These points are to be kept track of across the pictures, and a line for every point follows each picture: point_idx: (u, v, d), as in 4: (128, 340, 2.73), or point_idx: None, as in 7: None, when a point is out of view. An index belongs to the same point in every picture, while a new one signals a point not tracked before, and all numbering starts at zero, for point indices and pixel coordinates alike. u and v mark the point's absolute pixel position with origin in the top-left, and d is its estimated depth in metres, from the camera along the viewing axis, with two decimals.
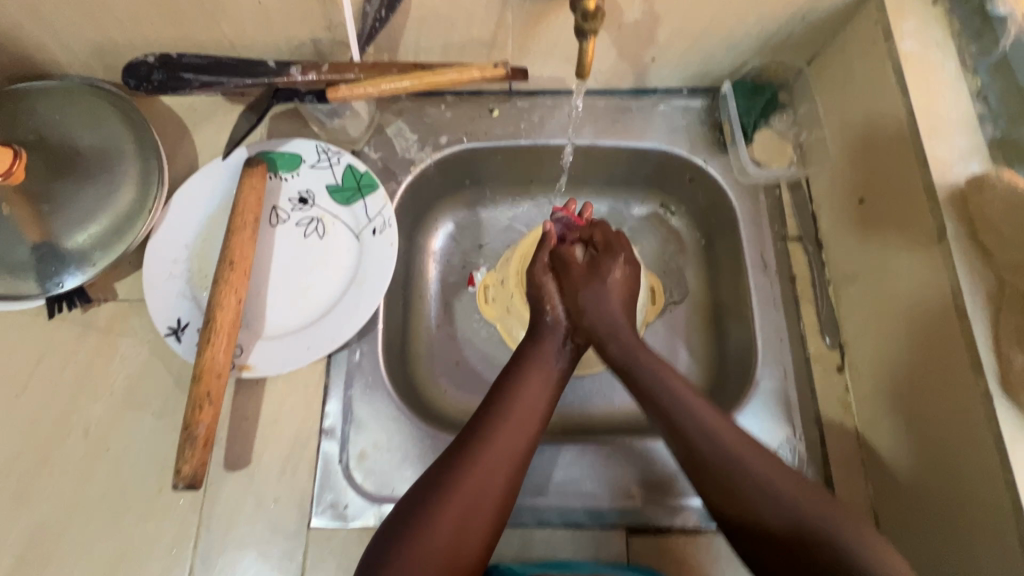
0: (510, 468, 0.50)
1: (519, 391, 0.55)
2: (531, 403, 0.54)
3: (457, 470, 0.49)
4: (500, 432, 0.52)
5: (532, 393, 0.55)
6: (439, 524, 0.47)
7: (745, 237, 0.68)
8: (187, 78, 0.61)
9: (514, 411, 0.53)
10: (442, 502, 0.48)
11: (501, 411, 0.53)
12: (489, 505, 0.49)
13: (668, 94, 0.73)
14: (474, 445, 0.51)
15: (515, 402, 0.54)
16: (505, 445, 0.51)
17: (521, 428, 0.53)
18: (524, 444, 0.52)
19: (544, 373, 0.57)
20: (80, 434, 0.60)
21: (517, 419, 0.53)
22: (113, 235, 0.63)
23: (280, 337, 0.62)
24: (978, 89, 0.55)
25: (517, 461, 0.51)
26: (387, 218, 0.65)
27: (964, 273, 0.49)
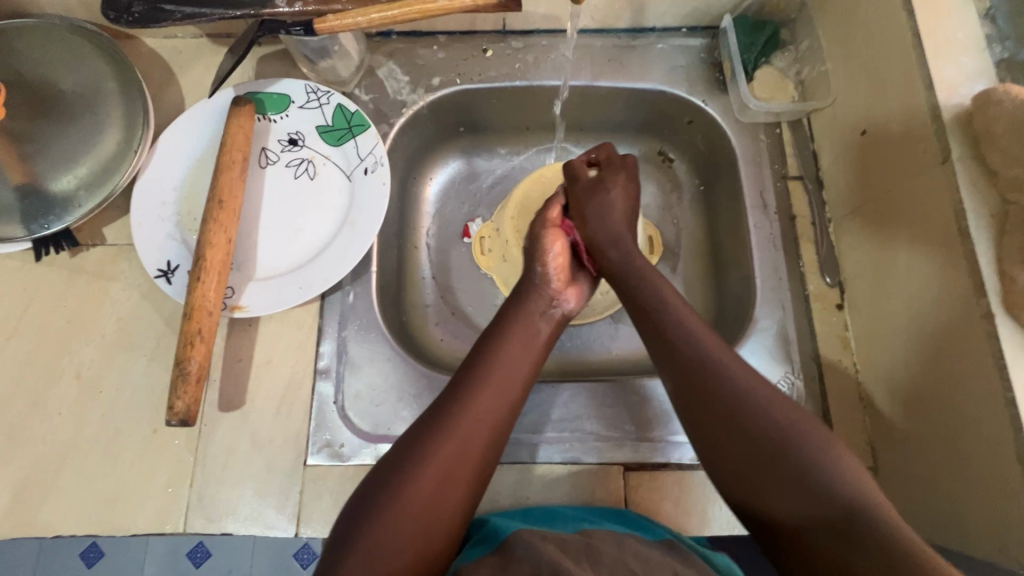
0: (491, 429, 0.48)
1: (500, 350, 0.53)
2: (513, 363, 0.52)
3: (435, 433, 0.47)
4: (480, 394, 0.49)
5: (513, 353, 0.52)
6: (417, 485, 0.44)
7: (745, 177, 0.67)
8: (169, 9, 0.58)
9: (495, 371, 0.51)
10: (418, 466, 0.45)
11: (479, 372, 0.51)
12: (471, 467, 0.46)
13: (666, 33, 0.71)
14: (451, 408, 0.48)
15: (496, 362, 0.51)
16: (485, 405, 0.49)
17: (504, 386, 0.50)
18: (507, 404, 0.50)
19: (526, 333, 0.54)
20: (72, 376, 0.59)
21: (498, 379, 0.50)
22: (100, 176, 0.61)
23: (273, 278, 0.61)
24: (987, 9, 0.53)
25: (500, 422, 0.49)
26: (378, 158, 0.64)
27: (967, 194, 0.48)
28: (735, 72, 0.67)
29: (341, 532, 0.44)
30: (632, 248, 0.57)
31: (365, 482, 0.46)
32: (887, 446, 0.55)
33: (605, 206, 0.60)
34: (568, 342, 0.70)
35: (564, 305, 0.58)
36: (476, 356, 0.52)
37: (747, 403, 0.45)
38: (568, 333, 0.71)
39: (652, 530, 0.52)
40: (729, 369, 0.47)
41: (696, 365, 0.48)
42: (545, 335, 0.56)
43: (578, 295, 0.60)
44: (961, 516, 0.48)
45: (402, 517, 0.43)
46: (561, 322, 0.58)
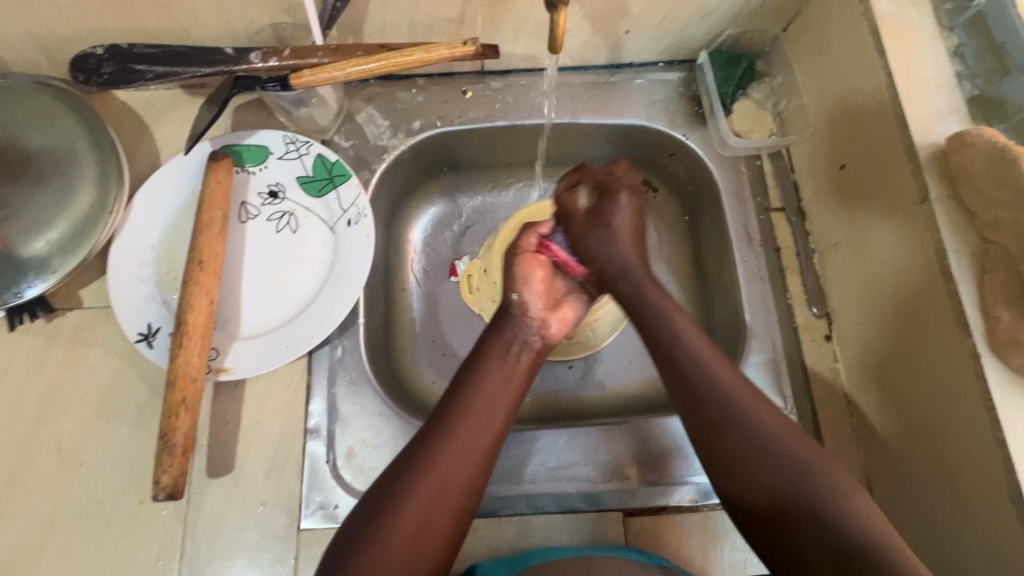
0: (472, 469, 0.47)
1: (480, 384, 0.51)
2: (493, 398, 0.51)
3: (413, 472, 0.46)
4: (458, 430, 0.48)
5: (493, 385, 0.51)
6: (397, 532, 0.43)
7: (728, 210, 0.67)
8: (141, 70, 0.57)
9: (474, 405, 0.50)
10: (394, 514, 0.43)
11: (461, 407, 0.49)
12: (448, 514, 0.45)
13: (644, 68, 0.72)
14: (428, 446, 0.47)
15: (477, 397, 0.50)
16: (463, 445, 0.47)
17: (485, 420, 0.49)
18: (488, 442, 0.48)
19: (504, 364, 0.53)
20: (52, 449, 0.57)
21: (480, 413, 0.50)
22: (74, 239, 0.59)
23: (258, 337, 0.59)
24: (956, 47, 0.54)
25: (481, 458, 0.48)
26: (361, 208, 0.63)
27: (947, 232, 0.48)
28: (714, 106, 0.67)
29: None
30: (635, 269, 0.56)
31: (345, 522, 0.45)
32: (881, 477, 0.55)
33: (609, 234, 0.57)
34: (560, 381, 0.70)
35: (547, 332, 0.57)
36: (453, 394, 0.51)
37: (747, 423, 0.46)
38: (560, 373, 0.70)
39: (653, 557, 0.53)
40: (757, 424, 0.46)
41: (708, 392, 0.48)
42: (523, 365, 0.54)
43: (564, 319, 0.59)
44: (959, 556, 0.48)
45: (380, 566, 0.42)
46: (543, 349, 0.57)
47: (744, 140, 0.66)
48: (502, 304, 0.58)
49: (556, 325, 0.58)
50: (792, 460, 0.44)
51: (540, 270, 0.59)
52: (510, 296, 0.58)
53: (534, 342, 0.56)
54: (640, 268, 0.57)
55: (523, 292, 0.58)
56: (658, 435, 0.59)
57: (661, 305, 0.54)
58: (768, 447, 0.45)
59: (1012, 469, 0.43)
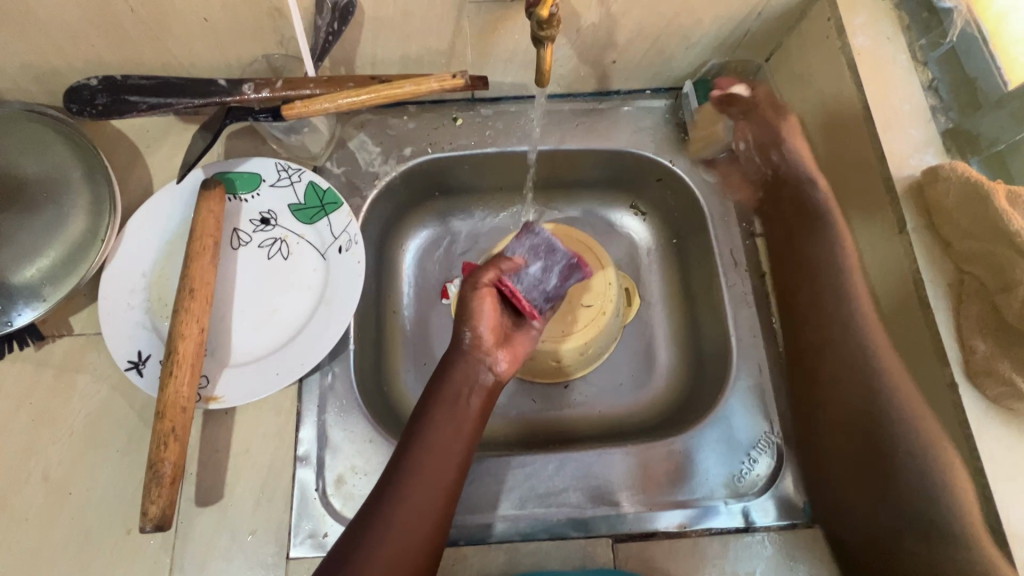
0: (426, 529, 0.48)
1: (430, 438, 0.52)
2: (445, 452, 0.52)
3: (371, 536, 0.47)
4: (407, 492, 0.49)
5: (445, 439, 0.52)
6: None
7: (715, 236, 0.68)
8: (134, 101, 0.58)
9: (426, 462, 0.51)
10: None
11: (409, 467, 0.51)
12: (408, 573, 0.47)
13: (631, 96, 0.73)
14: (380, 512, 0.49)
15: (426, 454, 0.51)
16: (416, 505, 0.49)
17: (438, 475, 0.51)
18: (442, 497, 0.50)
19: (455, 416, 0.54)
20: (39, 479, 0.57)
21: (432, 467, 0.51)
22: (65, 267, 0.60)
23: (248, 364, 0.60)
24: (930, 81, 0.56)
25: (437, 513, 0.49)
26: (352, 235, 0.64)
27: (924, 262, 0.50)
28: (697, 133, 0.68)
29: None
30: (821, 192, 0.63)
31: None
32: None
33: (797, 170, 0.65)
34: (550, 405, 0.71)
35: (498, 371, 0.58)
36: (405, 450, 0.52)
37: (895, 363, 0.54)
38: (550, 396, 0.71)
39: None
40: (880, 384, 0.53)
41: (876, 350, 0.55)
42: (475, 412, 0.55)
43: (513, 355, 0.60)
44: None
45: None
46: (494, 387, 0.58)
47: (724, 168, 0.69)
48: (451, 345, 0.58)
49: (505, 361, 0.59)
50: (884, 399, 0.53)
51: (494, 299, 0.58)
52: (461, 331, 0.58)
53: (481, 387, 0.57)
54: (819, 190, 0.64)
55: (475, 327, 0.58)
56: (647, 460, 0.59)
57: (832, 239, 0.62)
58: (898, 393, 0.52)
59: None
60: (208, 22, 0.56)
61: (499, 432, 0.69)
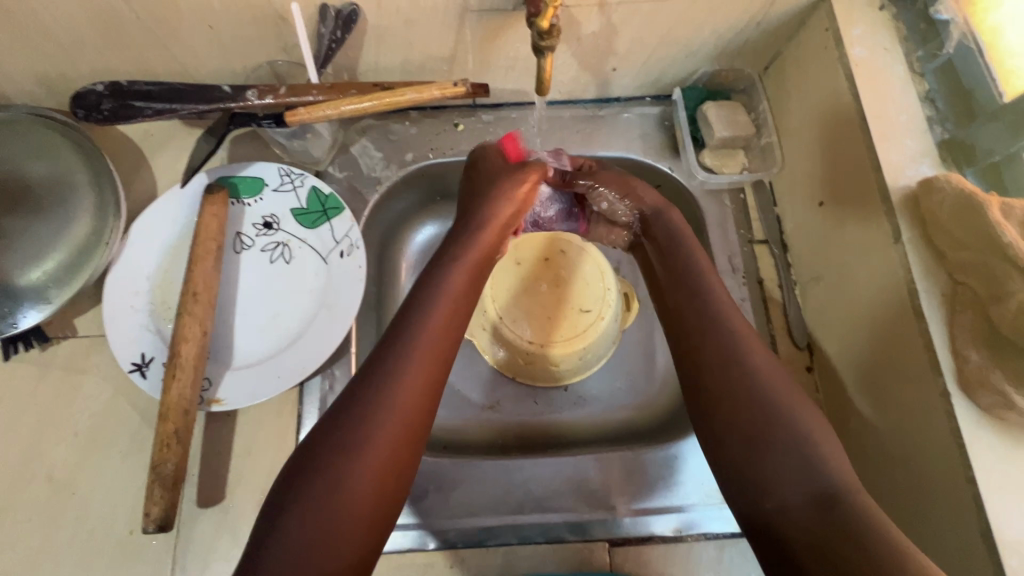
0: (432, 384, 0.47)
1: (438, 296, 0.51)
2: (452, 306, 0.51)
3: (374, 387, 0.45)
4: (377, 429, 0.43)
5: (454, 294, 0.52)
6: (363, 447, 0.42)
7: (714, 242, 0.68)
8: (139, 106, 0.59)
9: (435, 313, 0.50)
10: (356, 432, 0.43)
11: (376, 404, 0.44)
12: (412, 425, 0.45)
13: (631, 102, 0.74)
14: (344, 454, 0.42)
15: (432, 313, 0.49)
16: (424, 354, 0.47)
17: (446, 330, 0.49)
18: (446, 356, 0.49)
19: (464, 273, 0.54)
20: (44, 478, 0.58)
21: (438, 320, 0.49)
22: (70, 270, 0.60)
23: (251, 367, 0.60)
24: (927, 92, 0.56)
25: (441, 368, 0.48)
26: (353, 240, 0.64)
27: (919, 273, 0.50)
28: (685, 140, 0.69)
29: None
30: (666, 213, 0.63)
31: (254, 536, 0.40)
32: None
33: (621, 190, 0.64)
34: (548, 408, 0.71)
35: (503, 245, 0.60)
36: (407, 308, 0.50)
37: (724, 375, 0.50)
38: (549, 399, 0.72)
39: None
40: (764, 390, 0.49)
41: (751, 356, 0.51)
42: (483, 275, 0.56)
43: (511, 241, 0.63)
44: None
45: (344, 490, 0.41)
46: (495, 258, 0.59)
47: (715, 175, 0.68)
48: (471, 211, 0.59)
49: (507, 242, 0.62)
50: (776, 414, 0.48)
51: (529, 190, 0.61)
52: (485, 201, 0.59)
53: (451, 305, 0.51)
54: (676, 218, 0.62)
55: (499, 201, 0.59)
56: (643, 466, 0.60)
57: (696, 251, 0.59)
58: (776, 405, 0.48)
59: (982, 507, 0.44)
60: (214, 30, 0.57)
61: (498, 435, 0.70)
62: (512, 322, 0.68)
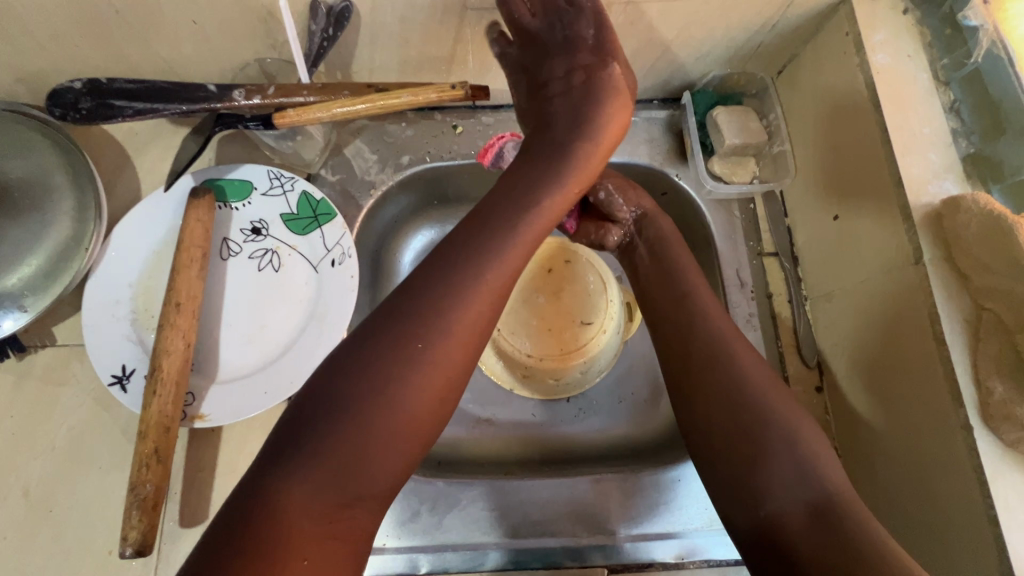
0: (491, 308, 0.46)
1: (508, 214, 0.49)
2: (519, 227, 0.49)
3: (431, 303, 0.43)
4: (432, 346, 0.42)
5: (523, 216, 0.49)
6: (418, 365, 0.42)
7: (721, 253, 0.66)
8: (119, 105, 0.55)
9: (500, 234, 0.48)
10: (410, 348, 0.42)
11: (432, 330, 0.43)
12: (466, 347, 0.44)
13: (637, 105, 0.70)
14: (395, 372, 0.41)
15: (499, 235, 0.48)
16: (486, 276, 0.46)
17: (512, 253, 0.48)
18: (508, 278, 0.47)
19: (535, 194, 0.51)
20: (19, 495, 0.55)
21: (502, 240, 0.48)
22: (47, 276, 0.57)
23: (237, 381, 0.58)
24: (951, 103, 0.54)
25: (502, 291, 0.47)
26: (345, 248, 0.62)
27: (941, 297, 0.47)
28: (694, 147, 0.66)
29: (231, 532, 0.35)
30: (658, 217, 0.62)
31: (274, 442, 0.39)
32: None
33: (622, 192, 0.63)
34: (548, 423, 0.69)
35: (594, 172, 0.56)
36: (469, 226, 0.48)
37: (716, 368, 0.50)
38: (549, 414, 0.69)
39: None
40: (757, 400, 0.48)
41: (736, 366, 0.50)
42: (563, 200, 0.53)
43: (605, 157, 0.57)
44: None
45: (389, 405, 0.40)
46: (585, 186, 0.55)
47: (724, 184, 0.65)
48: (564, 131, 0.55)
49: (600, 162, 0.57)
50: (766, 425, 0.47)
51: (621, 114, 0.56)
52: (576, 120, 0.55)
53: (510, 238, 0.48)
54: (666, 225, 0.62)
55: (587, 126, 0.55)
56: (646, 489, 0.57)
57: (683, 257, 0.60)
58: (769, 416, 0.47)
59: (1003, 549, 0.41)
60: (197, 25, 0.53)
61: (494, 450, 0.67)
62: (510, 333, 0.67)
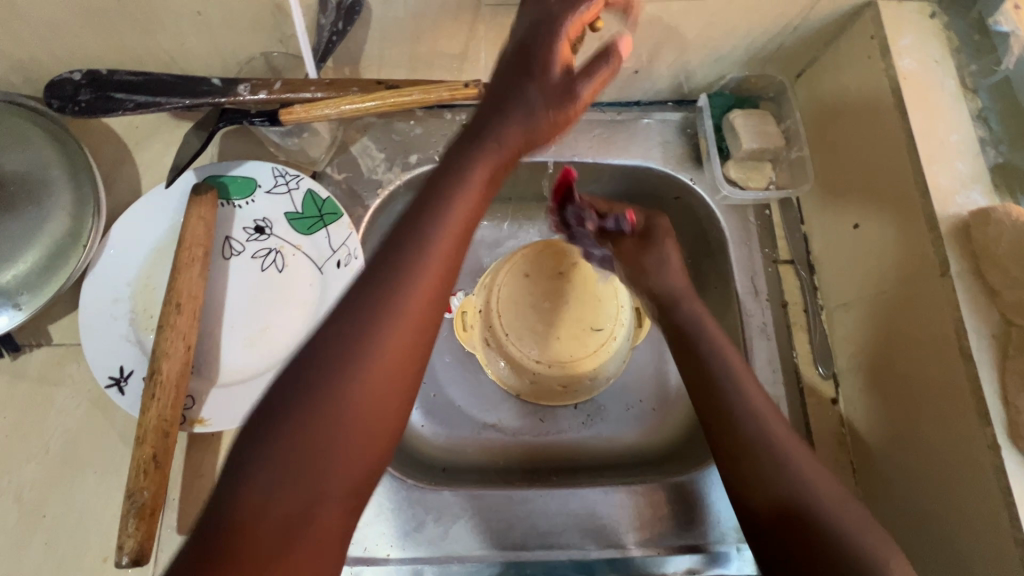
0: (432, 291, 0.38)
1: (440, 191, 0.41)
2: (452, 199, 0.40)
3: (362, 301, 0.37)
4: (366, 347, 0.36)
5: (460, 187, 0.41)
6: (352, 367, 0.35)
7: (735, 259, 0.64)
8: (119, 98, 0.54)
9: (432, 211, 0.40)
10: (341, 352, 0.36)
11: (365, 329, 0.36)
12: (412, 340, 0.37)
13: (651, 107, 0.69)
14: (330, 382, 0.35)
15: (429, 210, 0.40)
16: (418, 258, 0.38)
17: (446, 232, 0.39)
18: (448, 257, 0.39)
19: (472, 161, 0.42)
20: (11, 500, 0.54)
21: (435, 217, 0.40)
22: (43, 273, 0.55)
23: (239, 385, 0.56)
24: (979, 110, 0.52)
25: (444, 272, 0.39)
26: (351, 249, 0.60)
27: (967, 311, 0.46)
28: (710, 150, 0.64)
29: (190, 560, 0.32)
30: (684, 297, 0.61)
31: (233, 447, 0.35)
32: None
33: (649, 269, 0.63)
34: (556, 430, 0.67)
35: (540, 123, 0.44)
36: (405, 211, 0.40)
37: (726, 406, 0.52)
38: (558, 420, 0.68)
39: None
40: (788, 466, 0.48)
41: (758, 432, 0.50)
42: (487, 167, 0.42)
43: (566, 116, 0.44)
44: None
45: (329, 414, 0.35)
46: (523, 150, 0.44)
47: (740, 189, 0.63)
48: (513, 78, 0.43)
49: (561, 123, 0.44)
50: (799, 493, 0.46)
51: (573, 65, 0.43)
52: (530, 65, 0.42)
53: (471, 205, 0.41)
54: (691, 301, 0.60)
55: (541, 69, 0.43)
56: (659, 503, 0.56)
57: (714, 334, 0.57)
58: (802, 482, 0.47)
59: None
60: (203, 16, 0.52)
61: (500, 456, 0.66)
62: (517, 338, 0.64)
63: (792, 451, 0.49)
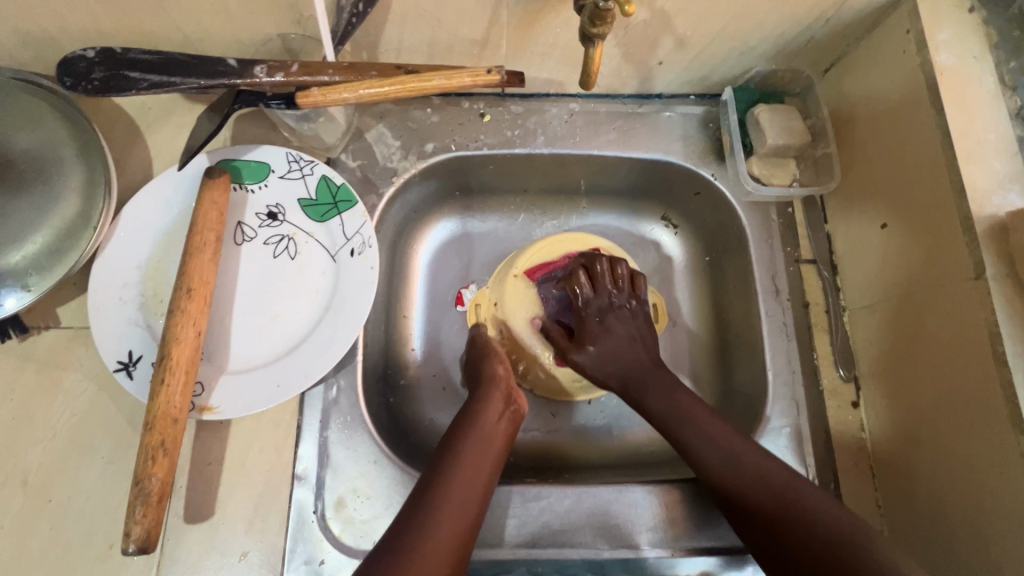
0: (482, 481, 0.49)
1: (480, 415, 0.54)
2: (489, 434, 0.52)
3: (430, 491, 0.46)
4: (437, 529, 0.44)
5: (493, 412, 0.54)
6: (431, 545, 0.43)
7: (757, 258, 0.63)
8: (134, 77, 0.52)
9: (477, 432, 0.52)
10: (419, 528, 0.44)
11: (435, 514, 0.45)
12: (471, 516, 0.46)
13: (673, 100, 0.67)
14: (414, 549, 0.43)
15: (473, 443, 0.51)
16: (471, 461, 0.49)
17: (487, 438, 0.52)
18: (492, 457, 0.51)
19: (501, 392, 0.56)
20: (17, 483, 0.53)
21: (479, 434, 0.52)
22: (52, 254, 0.54)
23: (248, 373, 0.55)
24: (1018, 108, 0.51)
25: (488, 466, 0.50)
26: (366, 237, 0.59)
27: (1004, 315, 0.44)
28: (734, 145, 0.63)
29: None
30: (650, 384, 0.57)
31: None
32: None
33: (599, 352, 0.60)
34: (569, 427, 0.67)
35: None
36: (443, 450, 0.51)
37: (723, 451, 0.51)
38: (570, 417, 0.67)
39: None
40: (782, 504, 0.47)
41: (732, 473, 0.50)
42: None
43: None
44: None
45: None
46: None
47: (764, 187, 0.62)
48: None
49: None
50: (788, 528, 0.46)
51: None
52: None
53: (503, 435, 0.53)
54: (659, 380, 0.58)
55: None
56: (673, 504, 0.55)
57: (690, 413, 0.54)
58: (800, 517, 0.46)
59: None
60: None
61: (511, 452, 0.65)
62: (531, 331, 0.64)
63: (798, 492, 0.48)
